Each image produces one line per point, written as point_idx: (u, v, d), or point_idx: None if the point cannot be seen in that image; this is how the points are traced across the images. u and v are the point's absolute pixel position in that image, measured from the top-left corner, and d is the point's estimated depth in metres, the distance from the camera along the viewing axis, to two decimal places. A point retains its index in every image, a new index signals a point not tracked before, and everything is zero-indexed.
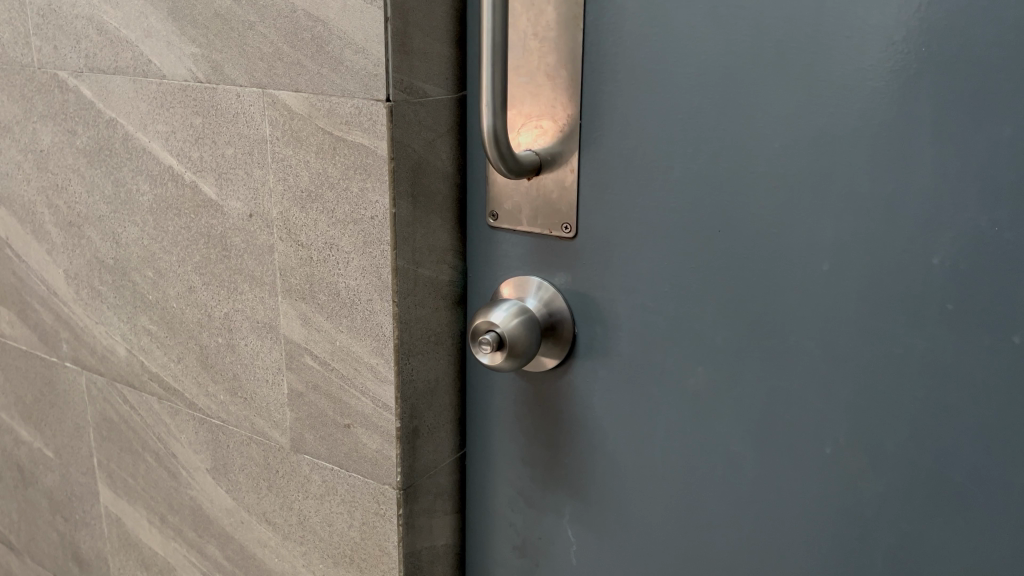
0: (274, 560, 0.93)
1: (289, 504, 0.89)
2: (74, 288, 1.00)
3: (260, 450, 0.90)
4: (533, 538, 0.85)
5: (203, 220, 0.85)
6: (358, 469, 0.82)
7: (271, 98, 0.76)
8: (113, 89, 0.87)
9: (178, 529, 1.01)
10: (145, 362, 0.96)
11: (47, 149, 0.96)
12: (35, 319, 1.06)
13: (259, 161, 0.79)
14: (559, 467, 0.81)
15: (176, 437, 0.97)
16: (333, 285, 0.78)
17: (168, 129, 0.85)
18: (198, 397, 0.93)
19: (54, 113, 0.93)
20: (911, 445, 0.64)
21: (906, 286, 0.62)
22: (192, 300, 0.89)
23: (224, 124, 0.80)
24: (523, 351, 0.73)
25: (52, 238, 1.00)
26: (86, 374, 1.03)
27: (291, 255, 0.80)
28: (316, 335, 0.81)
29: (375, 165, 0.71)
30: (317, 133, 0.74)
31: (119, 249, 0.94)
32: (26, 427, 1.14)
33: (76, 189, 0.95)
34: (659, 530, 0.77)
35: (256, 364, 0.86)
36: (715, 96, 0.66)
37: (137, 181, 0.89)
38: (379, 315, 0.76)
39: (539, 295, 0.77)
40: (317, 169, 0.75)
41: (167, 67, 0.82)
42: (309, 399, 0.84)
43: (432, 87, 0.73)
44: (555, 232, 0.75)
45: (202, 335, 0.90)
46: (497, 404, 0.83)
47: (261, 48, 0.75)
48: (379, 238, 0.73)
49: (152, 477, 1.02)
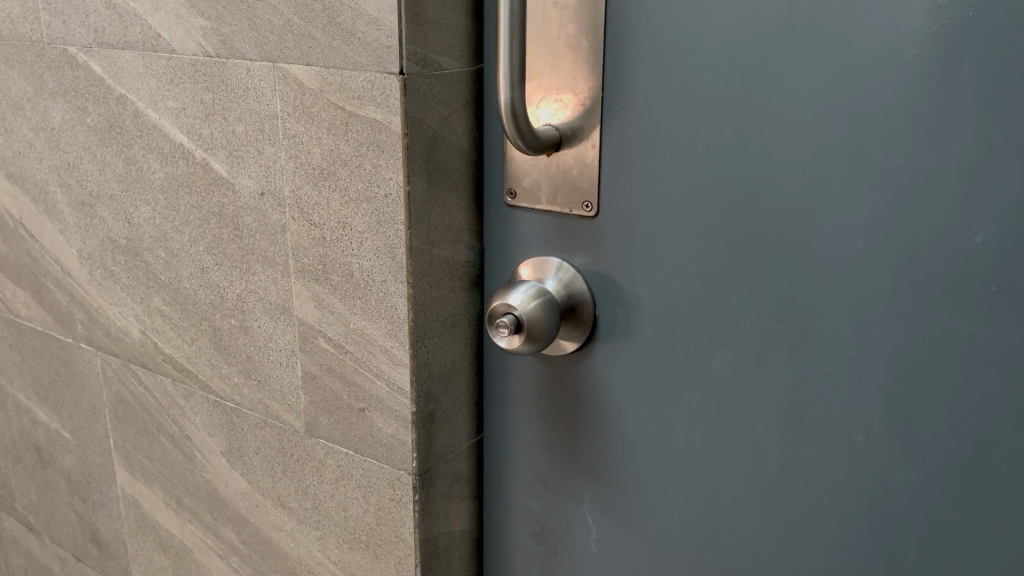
0: (290, 545, 0.92)
1: (304, 488, 0.88)
2: (88, 268, 0.99)
3: (275, 434, 0.88)
4: (551, 524, 0.83)
5: (215, 199, 0.83)
6: (374, 454, 0.81)
7: (281, 73, 0.74)
8: (122, 65, 0.85)
9: (194, 512, 1.00)
10: (159, 344, 0.95)
11: (58, 127, 0.94)
12: (50, 300, 1.05)
13: (270, 138, 0.77)
14: (578, 453, 0.79)
15: (191, 420, 0.96)
16: (346, 266, 0.76)
17: (178, 105, 0.82)
18: (212, 379, 0.91)
19: (65, 89, 0.92)
20: (948, 432, 0.61)
21: (946, 267, 0.58)
22: (204, 281, 0.87)
23: (234, 99, 0.78)
24: (542, 334, 0.70)
25: (65, 218, 0.98)
26: (101, 355, 1.02)
27: (304, 234, 0.78)
28: (329, 317, 0.79)
29: (389, 141, 0.69)
30: (329, 108, 0.72)
31: (132, 229, 0.92)
32: (43, 408, 1.13)
33: (87, 167, 0.93)
34: (682, 518, 0.75)
35: (270, 346, 0.84)
36: (744, 66, 0.62)
37: (148, 159, 0.87)
38: (393, 296, 0.73)
39: (558, 277, 0.74)
40: (329, 145, 0.73)
41: (177, 42, 0.80)
42: (323, 382, 0.82)
43: (447, 59, 0.71)
44: (575, 211, 0.72)
45: (215, 317, 0.88)
46: (514, 388, 0.81)
47: (271, 20, 0.73)
48: (393, 217, 0.71)
49: (167, 459, 1.00)
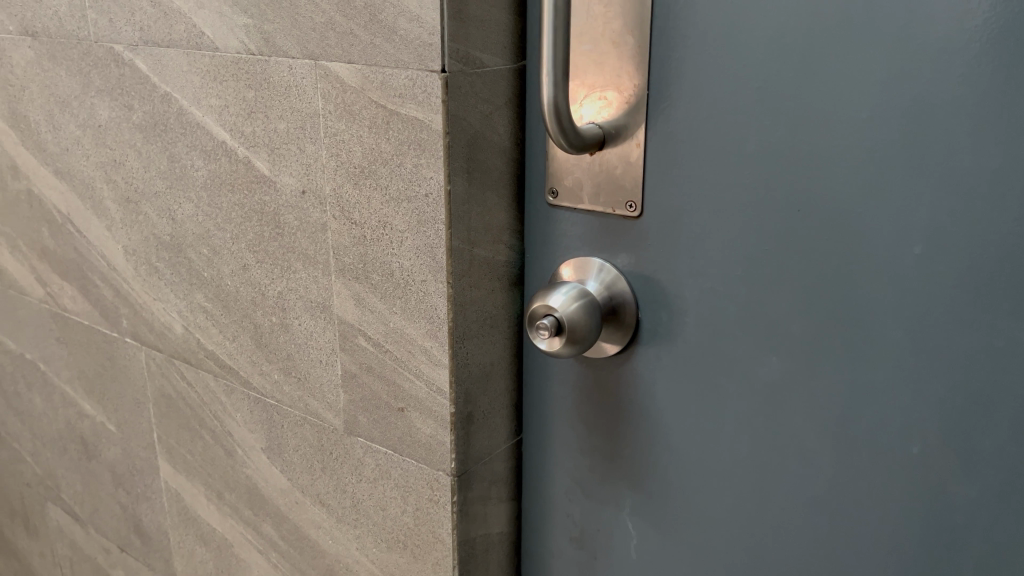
0: (329, 543, 0.92)
1: (343, 486, 0.87)
2: (133, 264, 1.00)
3: (314, 432, 0.88)
4: (591, 529, 0.82)
5: (257, 197, 0.83)
6: (412, 454, 0.80)
7: (323, 70, 0.73)
8: (167, 63, 0.86)
9: (235, 507, 1.01)
10: (201, 340, 0.95)
11: (105, 124, 0.95)
12: (96, 295, 1.07)
13: (312, 137, 0.77)
14: (620, 457, 0.78)
15: (232, 416, 0.96)
16: (386, 265, 0.75)
17: (221, 103, 0.83)
18: (253, 375, 0.92)
19: (111, 87, 0.93)
20: (1010, 445, 0.59)
21: (1012, 273, 0.56)
22: (246, 278, 0.88)
23: (276, 97, 0.78)
24: (583, 337, 0.69)
25: (111, 214, 0.99)
26: (145, 350, 1.03)
27: (345, 233, 0.77)
28: (369, 316, 0.79)
29: (430, 140, 0.68)
30: (370, 107, 0.71)
31: (175, 226, 0.93)
32: (89, 401, 1.15)
33: (132, 164, 0.94)
34: (728, 526, 0.73)
35: (310, 344, 0.84)
36: (796, 63, 0.60)
37: (192, 156, 0.88)
38: (433, 296, 0.73)
39: (600, 278, 0.73)
40: (370, 144, 0.72)
41: (220, 40, 0.80)
42: (362, 381, 0.82)
43: (489, 57, 0.69)
44: (619, 210, 0.71)
45: (256, 314, 0.88)
46: (555, 390, 0.80)
47: (313, 17, 0.72)
48: (433, 217, 0.70)
49: (208, 454, 1.01)
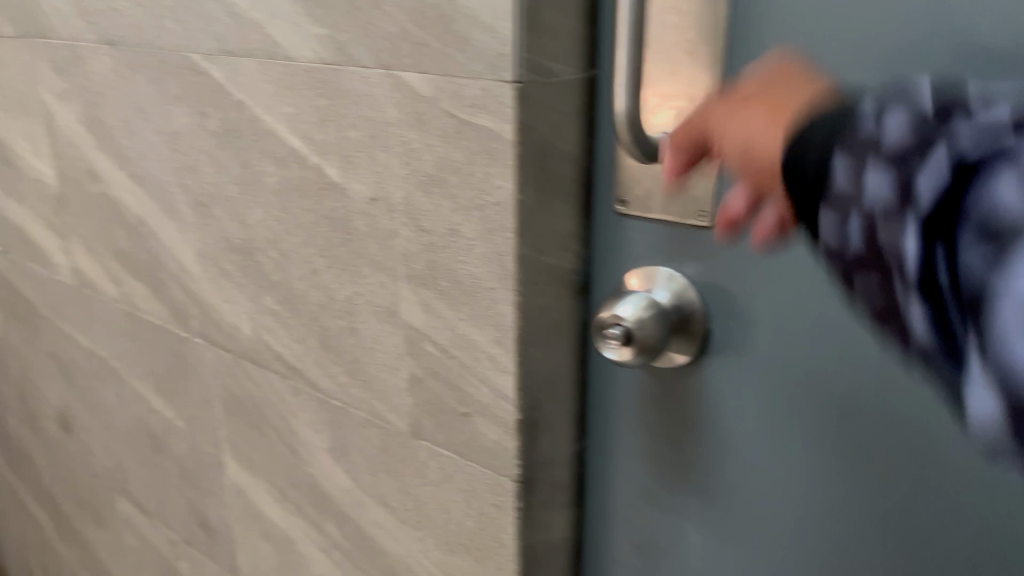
0: (391, 543, 0.93)
1: (407, 488, 0.89)
2: (204, 266, 1.02)
3: (379, 434, 0.90)
4: (654, 538, 0.82)
5: (327, 203, 0.85)
6: (477, 459, 0.81)
7: (396, 80, 0.75)
8: (242, 71, 0.88)
9: (299, 506, 1.03)
10: (269, 341, 0.98)
11: (180, 129, 0.98)
12: (167, 295, 1.10)
13: (383, 145, 0.78)
14: (685, 466, 0.77)
15: (298, 416, 0.98)
16: (455, 272, 0.76)
17: (294, 111, 0.84)
18: (320, 377, 0.93)
19: (187, 94, 0.95)
20: None
21: None
22: (315, 282, 0.89)
23: (349, 106, 0.79)
24: (652, 347, 0.69)
25: (184, 217, 1.02)
26: (214, 350, 1.06)
27: (414, 240, 0.79)
28: (436, 321, 0.80)
29: (501, 150, 0.69)
30: (442, 116, 0.72)
31: (246, 229, 0.95)
32: (159, 397, 1.18)
33: (206, 169, 0.97)
34: (795, 538, 0.72)
35: (377, 348, 0.86)
36: (879, 73, 0.60)
37: (264, 162, 0.90)
38: (501, 304, 0.74)
39: (668, 287, 0.73)
40: (441, 153, 0.73)
41: (294, 49, 0.82)
42: (429, 386, 0.83)
43: (561, 66, 0.70)
44: (690, 221, 0.70)
45: (324, 317, 0.90)
46: (620, 397, 0.80)
47: (387, 28, 0.74)
48: (503, 226, 0.71)
49: (274, 452, 1.03)
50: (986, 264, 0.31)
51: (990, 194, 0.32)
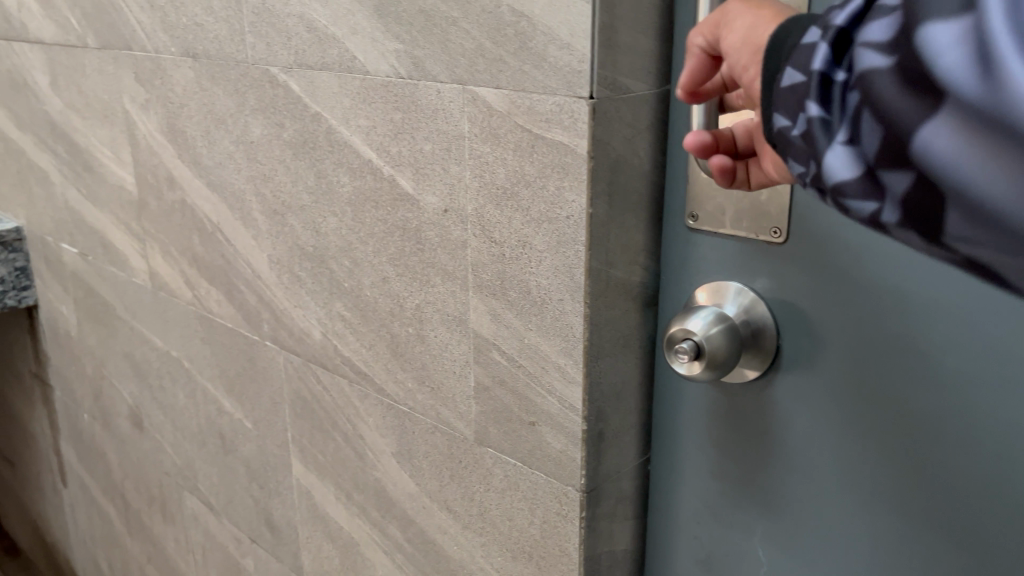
0: (454, 548, 0.95)
1: (471, 494, 0.90)
2: (277, 272, 1.05)
3: (444, 439, 0.91)
4: (717, 552, 0.82)
5: (400, 213, 0.87)
6: (542, 467, 0.82)
7: (471, 95, 0.76)
8: (319, 85, 0.91)
9: (363, 508, 1.06)
10: (339, 346, 1.00)
11: (257, 140, 1.01)
12: (240, 300, 1.13)
13: (457, 158, 0.80)
14: (751, 481, 0.77)
15: (364, 420, 1.01)
16: (524, 283, 0.78)
17: (370, 123, 0.87)
18: (388, 382, 0.96)
19: (265, 106, 0.98)
20: None
21: None
22: (385, 290, 0.92)
23: (424, 120, 0.81)
24: (723, 361, 0.70)
25: (259, 224, 1.06)
26: (285, 353, 1.09)
27: (485, 251, 0.80)
28: (504, 331, 0.81)
29: (574, 164, 0.70)
30: (516, 131, 0.74)
31: (319, 237, 0.98)
32: (229, 398, 1.22)
33: (281, 179, 1.00)
34: (861, 558, 0.72)
35: (445, 356, 0.88)
36: None
37: (339, 173, 0.92)
38: (570, 315, 0.75)
39: (738, 301, 0.73)
40: (514, 166, 0.75)
41: (371, 64, 0.84)
42: (495, 394, 0.84)
43: (635, 82, 0.71)
44: (763, 236, 0.71)
45: (394, 324, 0.92)
46: (687, 411, 0.80)
47: (464, 44, 0.75)
48: (573, 238, 0.72)
49: (340, 456, 1.06)
50: (864, 198, 0.36)
51: (869, 123, 0.35)
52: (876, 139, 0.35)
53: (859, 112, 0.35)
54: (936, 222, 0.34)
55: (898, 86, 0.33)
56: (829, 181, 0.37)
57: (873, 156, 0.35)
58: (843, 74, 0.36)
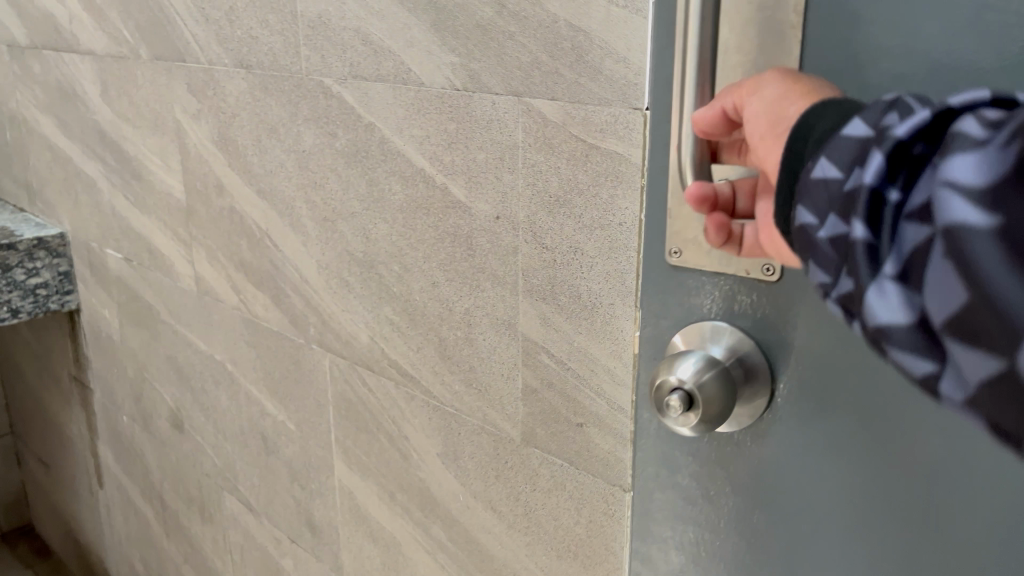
0: (498, 547, 0.97)
1: (516, 494, 0.93)
2: (325, 276, 1.09)
3: (491, 441, 0.94)
4: None
5: (451, 220, 0.90)
6: (589, 468, 0.84)
7: (527, 107, 0.79)
8: (374, 96, 0.94)
9: (407, 508, 1.08)
10: (386, 349, 1.03)
11: (309, 149, 1.05)
12: (287, 304, 1.17)
13: (510, 167, 0.82)
14: (736, 518, 0.70)
15: (410, 422, 1.03)
16: (575, 288, 0.80)
17: (423, 134, 0.90)
18: (434, 384, 0.98)
19: (318, 116, 1.02)
20: None
21: None
22: (435, 294, 0.94)
23: (477, 130, 0.84)
24: (720, 410, 0.63)
25: (308, 231, 1.09)
26: (330, 356, 1.12)
27: (535, 256, 0.83)
28: (554, 335, 0.84)
29: (627, 172, 0.73)
30: (571, 141, 0.76)
31: (369, 244, 1.01)
32: (272, 400, 1.25)
33: (333, 187, 1.03)
34: None
35: (494, 359, 0.90)
36: None
37: (391, 181, 0.95)
38: (621, 319, 0.77)
39: (723, 341, 0.66)
40: (567, 175, 0.78)
41: (426, 76, 0.87)
42: (543, 396, 0.87)
43: None
44: (753, 274, 0.63)
45: (442, 328, 0.95)
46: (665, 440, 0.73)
47: (520, 57, 0.78)
48: (625, 244, 0.75)
49: (384, 457, 1.09)
50: (903, 339, 0.36)
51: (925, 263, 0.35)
52: (923, 271, 0.35)
53: (918, 245, 0.36)
54: (974, 386, 0.34)
55: (982, 237, 0.32)
56: (868, 317, 0.37)
57: (927, 300, 0.35)
58: (895, 195, 0.37)
